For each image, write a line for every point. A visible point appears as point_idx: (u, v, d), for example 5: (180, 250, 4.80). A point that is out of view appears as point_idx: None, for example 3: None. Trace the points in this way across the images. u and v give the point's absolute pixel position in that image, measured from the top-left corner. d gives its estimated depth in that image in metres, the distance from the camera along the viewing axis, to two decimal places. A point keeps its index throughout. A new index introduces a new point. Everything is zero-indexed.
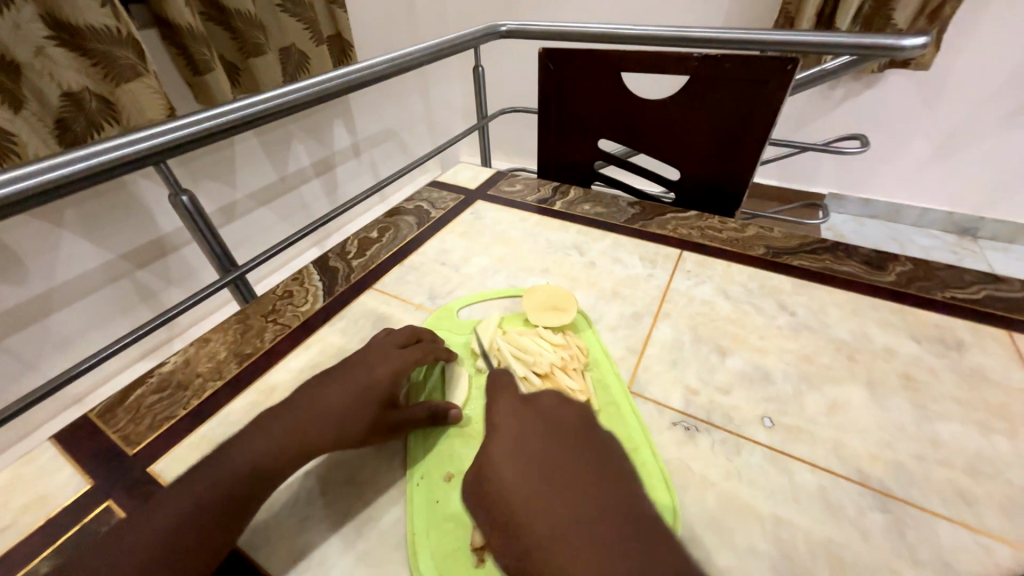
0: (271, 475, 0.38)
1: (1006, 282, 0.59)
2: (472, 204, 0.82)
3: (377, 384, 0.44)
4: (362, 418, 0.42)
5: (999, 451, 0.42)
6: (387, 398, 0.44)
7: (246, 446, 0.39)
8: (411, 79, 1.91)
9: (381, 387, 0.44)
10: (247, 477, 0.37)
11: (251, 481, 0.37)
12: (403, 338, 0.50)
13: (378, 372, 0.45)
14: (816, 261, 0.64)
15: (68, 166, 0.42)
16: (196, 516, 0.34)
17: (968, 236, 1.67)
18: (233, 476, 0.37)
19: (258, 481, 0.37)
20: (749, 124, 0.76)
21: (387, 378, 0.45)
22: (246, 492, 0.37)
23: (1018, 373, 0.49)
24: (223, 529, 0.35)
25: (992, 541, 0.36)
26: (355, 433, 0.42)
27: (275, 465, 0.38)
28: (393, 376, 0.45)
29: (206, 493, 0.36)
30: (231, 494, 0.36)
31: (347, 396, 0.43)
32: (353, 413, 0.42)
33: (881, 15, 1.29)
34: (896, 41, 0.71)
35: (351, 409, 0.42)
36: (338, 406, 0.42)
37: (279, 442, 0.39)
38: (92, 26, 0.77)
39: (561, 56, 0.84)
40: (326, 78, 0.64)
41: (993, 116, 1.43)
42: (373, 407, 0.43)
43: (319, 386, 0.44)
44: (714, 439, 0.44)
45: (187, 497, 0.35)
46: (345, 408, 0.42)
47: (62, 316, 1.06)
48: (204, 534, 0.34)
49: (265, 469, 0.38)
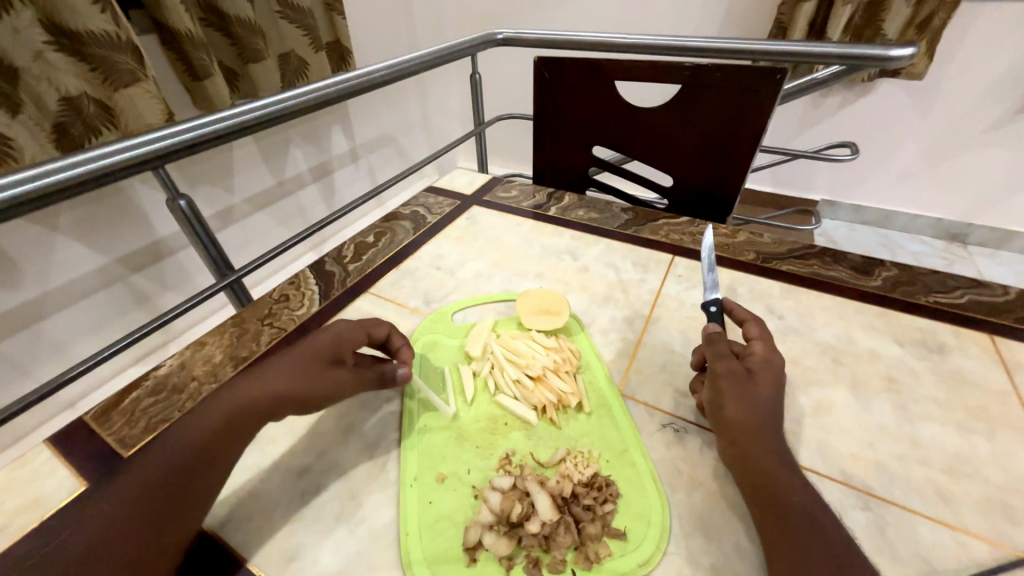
0: (210, 452, 0.38)
1: (989, 286, 0.61)
2: (468, 209, 0.83)
3: (319, 347, 0.44)
4: (309, 380, 0.42)
5: (978, 451, 0.43)
6: (330, 357, 0.44)
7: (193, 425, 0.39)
8: (409, 85, 1.93)
9: (322, 348, 0.44)
10: (197, 457, 0.37)
11: (201, 460, 0.37)
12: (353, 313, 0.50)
13: (320, 337, 0.45)
14: (804, 267, 0.65)
15: (68, 170, 0.43)
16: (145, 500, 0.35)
17: (958, 242, 1.70)
18: (182, 456, 0.37)
19: (209, 459, 0.37)
20: (739, 132, 0.78)
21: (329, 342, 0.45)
22: (197, 470, 0.37)
23: (998, 376, 0.50)
24: (166, 509, 0.35)
25: (969, 538, 0.37)
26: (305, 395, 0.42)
27: (222, 441, 0.38)
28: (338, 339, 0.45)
29: (156, 476, 0.36)
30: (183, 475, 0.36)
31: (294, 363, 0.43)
32: (296, 373, 0.42)
33: (871, 26, 1.33)
34: (884, 51, 0.73)
35: (296, 373, 0.42)
36: (283, 373, 0.42)
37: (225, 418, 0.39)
38: (92, 32, 0.78)
39: (557, 64, 0.86)
40: (325, 84, 0.66)
41: (980, 125, 1.46)
42: (316, 367, 0.43)
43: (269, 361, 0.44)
44: (702, 440, 0.44)
45: (135, 481, 0.36)
46: (284, 372, 0.42)
47: (56, 320, 1.06)
48: (158, 514, 0.34)
49: (215, 446, 0.38)
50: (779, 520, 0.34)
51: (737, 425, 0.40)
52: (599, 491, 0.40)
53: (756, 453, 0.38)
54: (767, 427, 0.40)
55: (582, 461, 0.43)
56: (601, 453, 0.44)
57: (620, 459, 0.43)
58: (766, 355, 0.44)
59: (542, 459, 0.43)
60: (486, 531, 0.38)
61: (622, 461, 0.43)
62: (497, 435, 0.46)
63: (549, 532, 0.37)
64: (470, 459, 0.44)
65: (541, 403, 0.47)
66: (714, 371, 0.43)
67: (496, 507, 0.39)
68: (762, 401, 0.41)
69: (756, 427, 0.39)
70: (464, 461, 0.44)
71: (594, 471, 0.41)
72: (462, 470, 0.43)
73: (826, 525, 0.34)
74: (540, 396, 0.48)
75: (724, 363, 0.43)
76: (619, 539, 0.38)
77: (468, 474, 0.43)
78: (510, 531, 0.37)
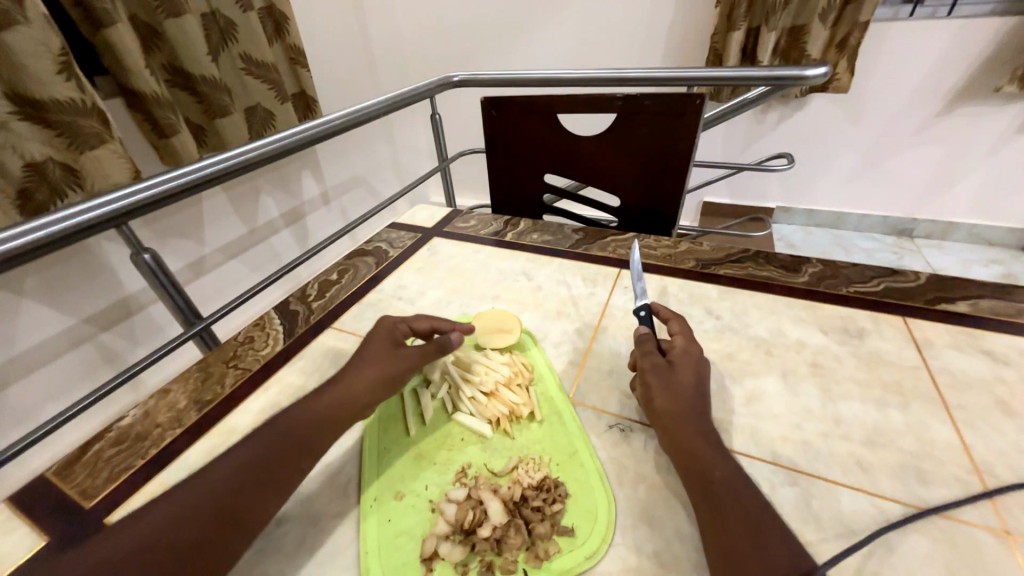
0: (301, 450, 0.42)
1: (902, 274, 0.67)
2: (429, 240, 0.87)
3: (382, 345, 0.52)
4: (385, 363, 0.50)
5: (893, 422, 0.47)
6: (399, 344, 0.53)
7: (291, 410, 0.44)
8: (377, 128, 2.01)
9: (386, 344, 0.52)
10: (297, 435, 0.42)
11: (299, 438, 0.42)
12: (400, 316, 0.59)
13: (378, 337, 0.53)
14: (739, 269, 0.71)
15: (34, 234, 0.46)
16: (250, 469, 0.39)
17: (905, 237, 1.82)
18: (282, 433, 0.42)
19: (304, 437, 0.42)
20: (672, 153, 0.85)
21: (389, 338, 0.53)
22: (294, 448, 0.42)
23: (911, 353, 0.55)
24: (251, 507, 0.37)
25: (885, 502, 0.41)
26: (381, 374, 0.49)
27: (321, 422, 0.44)
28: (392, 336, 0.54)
29: (262, 449, 0.40)
30: (284, 449, 0.41)
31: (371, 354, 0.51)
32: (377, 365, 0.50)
33: (795, 48, 1.46)
34: (800, 72, 0.82)
35: (374, 361, 0.50)
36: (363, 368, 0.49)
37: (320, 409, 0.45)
38: (56, 99, 0.81)
39: (502, 103, 0.92)
40: (286, 135, 0.70)
41: (907, 128, 1.59)
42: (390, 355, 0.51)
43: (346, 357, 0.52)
44: (646, 437, 0.48)
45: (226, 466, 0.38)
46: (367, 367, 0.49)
47: (22, 385, 1.04)
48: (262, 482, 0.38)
49: (311, 427, 0.43)
50: (708, 500, 0.38)
51: (665, 414, 0.44)
52: (548, 492, 0.42)
53: (686, 438, 0.42)
54: (693, 412, 0.44)
55: (533, 466, 0.45)
56: (552, 457, 0.46)
57: (569, 462, 0.46)
58: (686, 348, 0.50)
59: (496, 468, 0.46)
60: (442, 540, 0.39)
61: (571, 463, 0.46)
62: (453, 451, 0.48)
63: (500, 535, 0.39)
64: (428, 476, 0.46)
65: (494, 416, 0.50)
66: (641, 369, 0.49)
67: (451, 517, 0.40)
68: (686, 389, 0.46)
69: (682, 417, 0.44)
70: (423, 479, 0.46)
71: (544, 474, 0.44)
72: (420, 487, 0.45)
73: (746, 498, 0.38)
74: (493, 409, 0.50)
75: (648, 360, 0.49)
76: (568, 536, 0.40)
77: (425, 490, 0.45)
78: (464, 538, 0.39)
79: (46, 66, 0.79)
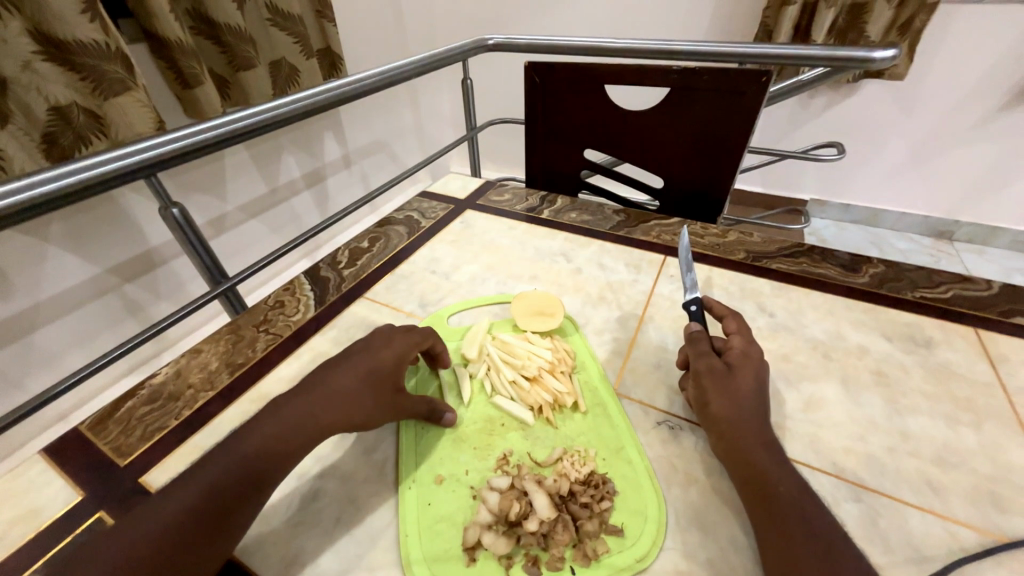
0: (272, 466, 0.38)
1: (973, 281, 0.62)
2: (462, 213, 0.84)
3: (383, 367, 0.44)
4: (365, 403, 0.42)
5: (965, 441, 0.44)
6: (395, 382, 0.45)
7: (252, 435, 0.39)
8: (401, 91, 1.94)
9: (387, 371, 0.44)
10: (251, 468, 0.37)
11: (256, 472, 0.37)
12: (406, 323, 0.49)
13: (383, 354, 0.45)
14: (794, 265, 0.67)
15: (61, 181, 0.43)
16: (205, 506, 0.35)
17: (945, 239, 1.73)
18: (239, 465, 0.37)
19: (262, 471, 0.38)
20: (727, 134, 0.79)
21: (392, 362, 0.45)
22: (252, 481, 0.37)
23: (983, 368, 0.51)
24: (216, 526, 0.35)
25: (959, 528, 0.38)
26: (361, 419, 0.42)
27: (281, 456, 0.39)
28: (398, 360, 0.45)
29: (214, 487, 0.36)
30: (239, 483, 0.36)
31: (354, 381, 0.43)
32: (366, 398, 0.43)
33: (854, 29, 1.35)
34: (868, 54, 0.75)
35: (356, 396, 0.42)
36: (352, 391, 0.42)
37: (285, 436, 0.39)
38: (79, 40, 0.78)
39: (546, 69, 0.87)
40: (317, 92, 0.66)
41: (964, 124, 1.49)
42: (384, 390, 0.44)
43: (320, 372, 0.44)
44: (698, 436, 0.45)
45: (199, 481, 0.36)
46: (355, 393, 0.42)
47: (47, 331, 1.05)
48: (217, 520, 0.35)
49: (270, 460, 0.38)
50: (768, 515, 0.35)
51: (722, 419, 0.41)
52: (596, 489, 0.40)
53: (744, 447, 0.39)
54: (752, 419, 0.41)
55: (579, 459, 0.43)
56: (598, 451, 0.44)
57: (616, 458, 0.44)
58: (744, 349, 0.46)
59: (539, 458, 0.44)
60: (485, 531, 0.38)
61: (618, 459, 0.43)
62: (494, 436, 0.46)
63: (547, 530, 0.38)
64: (467, 460, 0.44)
65: (537, 404, 0.48)
66: (694, 371, 0.45)
67: (494, 507, 0.39)
68: (745, 394, 0.42)
69: (740, 423, 0.41)
70: (462, 463, 0.44)
71: (591, 469, 0.42)
72: (459, 472, 0.43)
73: (811, 517, 0.35)
74: (536, 397, 0.48)
75: (704, 361, 0.45)
76: (617, 536, 0.38)
77: (465, 475, 0.43)
78: (509, 530, 0.38)
79: (70, 4, 0.75)
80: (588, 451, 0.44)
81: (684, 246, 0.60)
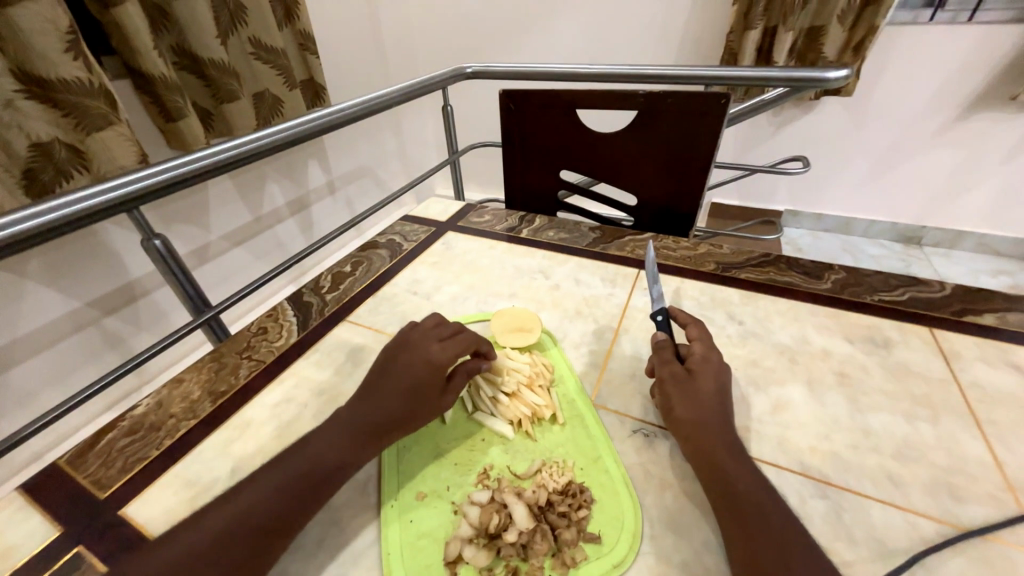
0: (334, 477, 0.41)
1: (927, 284, 0.65)
2: (443, 235, 0.86)
3: (426, 376, 0.46)
4: (416, 408, 0.45)
5: (923, 436, 0.47)
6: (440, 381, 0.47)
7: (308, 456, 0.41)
8: (385, 118, 1.99)
9: (431, 378, 0.46)
10: (308, 485, 0.40)
11: (319, 482, 0.40)
12: (447, 328, 0.51)
13: (423, 365, 0.47)
14: (761, 274, 0.70)
15: (46, 216, 0.45)
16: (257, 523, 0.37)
17: (913, 244, 1.80)
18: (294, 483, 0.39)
19: (317, 489, 0.40)
20: (693, 153, 0.84)
21: (432, 370, 0.46)
22: (306, 499, 0.39)
23: (939, 365, 0.54)
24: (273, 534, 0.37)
25: (919, 518, 0.40)
26: (410, 423, 0.45)
27: (341, 466, 0.41)
28: (441, 366, 0.47)
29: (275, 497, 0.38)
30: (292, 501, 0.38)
31: (403, 392, 0.45)
32: (416, 403, 0.45)
33: (811, 50, 1.44)
34: (821, 74, 0.80)
35: (407, 403, 0.45)
36: (404, 398, 0.45)
37: (341, 455, 0.42)
38: (63, 78, 0.80)
39: (521, 96, 0.91)
40: (300, 123, 0.69)
41: (920, 135, 1.57)
42: (429, 394, 0.46)
43: (374, 385, 0.47)
44: (671, 442, 0.47)
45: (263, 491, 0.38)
46: (404, 401, 0.45)
47: (25, 368, 1.03)
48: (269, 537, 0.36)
49: (324, 479, 0.40)
50: (735, 512, 0.37)
51: (688, 424, 0.43)
52: (573, 497, 0.42)
53: (709, 449, 0.41)
54: (716, 421, 0.43)
55: (557, 470, 0.44)
56: (576, 461, 0.45)
57: (593, 466, 0.45)
58: (706, 354, 0.49)
59: (519, 471, 0.45)
60: (466, 544, 0.39)
61: (595, 468, 0.45)
62: (474, 451, 0.47)
63: (526, 540, 0.38)
64: (449, 476, 0.45)
65: (516, 417, 0.49)
66: (659, 378, 0.47)
67: (474, 521, 0.40)
68: (708, 398, 0.44)
69: (705, 425, 0.43)
70: (444, 479, 0.45)
71: (569, 479, 0.43)
72: (441, 488, 0.44)
73: (772, 514, 0.36)
74: (515, 411, 0.49)
75: (667, 368, 0.47)
76: (594, 543, 0.39)
77: (447, 490, 0.44)
78: (488, 542, 0.39)
79: (52, 43, 0.77)
80: (568, 462, 0.45)
81: (649, 257, 0.62)
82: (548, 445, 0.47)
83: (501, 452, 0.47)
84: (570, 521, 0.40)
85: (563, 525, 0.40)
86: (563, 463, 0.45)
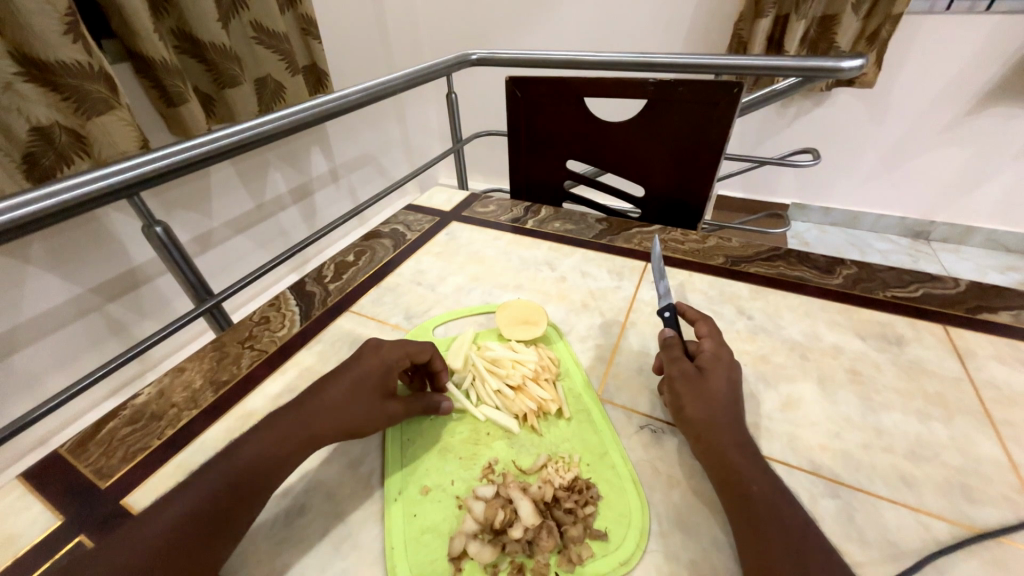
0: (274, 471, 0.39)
1: (942, 280, 0.64)
2: (447, 225, 0.85)
3: (369, 377, 0.45)
4: (354, 408, 0.43)
5: (937, 436, 0.46)
6: (382, 387, 0.45)
7: (249, 450, 0.39)
8: (389, 105, 1.96)
9: (374, 378, 0.45)
10: (250, 480, 0.38)
11: (262, 477, 0.38)
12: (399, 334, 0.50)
13: (368, 363, 0.46)
14: (771, 268, 0.68)
15: (39, 203, 0.43)
16: (198, 519, 0.35)
17: (922, 239, 1.78)
18: (232, 478, 0.37)
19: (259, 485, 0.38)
20: (703, 144, 0.82)
21: (376, 370, 0.45)
22: (250, 490, 0.38)
23: (953, 364, 0.53)
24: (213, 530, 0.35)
25: (932, 519, 0.39)
26: (348, 423, 0.43)
27: (280, 463, 0.39)
28: (384, 365, 0.46)
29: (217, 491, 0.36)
30: (232, 496, 0.37)
31: (344, 391, 0.44)
32: (352, 404, 0.43)
33: (824, 39, 1.40)
34: (836, 63, 0.78)
35: (347, 405, 0.43)
36: (343, 399, 0.43)
37: (281, 446, 0.40)
38: (62, 61, 0.78)
39: (527, 83, 0.89)
40: (301, 108, 0.67)
41: (932, 128, 1.54)
42: (370, 395, 0.45)
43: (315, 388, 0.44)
44: (679, 439, 0.46)
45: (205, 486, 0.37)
46: (347, 401, 0.43)
47: (27, 354, 1.03)
48: (210, 534, 0.35)
49: (268, 472, 0.39)
50: (747, 512, 0.36)
51: (698, 423, 0.42)
52: (579, 494, 0.41)
53: (720, 449, 0.40)
54: (727, 421, 0.42)
55: (563, 465, 0.44)
56: (582, 457, 0.45)
57: (599, 463, 0.44)
58: (716, 351, 0.48)
59: (524, 466, 0.44)
60: (471, 539, 0.38)
61: (601, 464, 0.44)
62: (479, 446, 0.47)
63: (532, 537, 0.38)
64: (453, 470, 0.45)
65: (522, 412, 0.48)
66: (668, 376, 0.46)
67: (480, 516, 0.39)
68: (718, 398, 0.43)
69: (715, 423, 0.42)
70: (448, 473, 0.44)
71: (575, 475, 0.43)
72: (445, 482, 0.44)
73: (783, 512, 0.36)
74: (520, 405, 0.49)
75: (677, 366, 0.46)
76: (601, 540, 0.39)
77: (451, 485, 0.43)
78: (494, 538, 0.38)
79: (51, 24, 0.75)
80: (573, 457, 0.45)
81: (656, 253, 0.61)
82: (555, 440, 0.47)
83: (506, 447, 0.46)
84: (576, 518, 0.40)
85: (569, 522, 0.39)
86: (569, 459, 0.45)
